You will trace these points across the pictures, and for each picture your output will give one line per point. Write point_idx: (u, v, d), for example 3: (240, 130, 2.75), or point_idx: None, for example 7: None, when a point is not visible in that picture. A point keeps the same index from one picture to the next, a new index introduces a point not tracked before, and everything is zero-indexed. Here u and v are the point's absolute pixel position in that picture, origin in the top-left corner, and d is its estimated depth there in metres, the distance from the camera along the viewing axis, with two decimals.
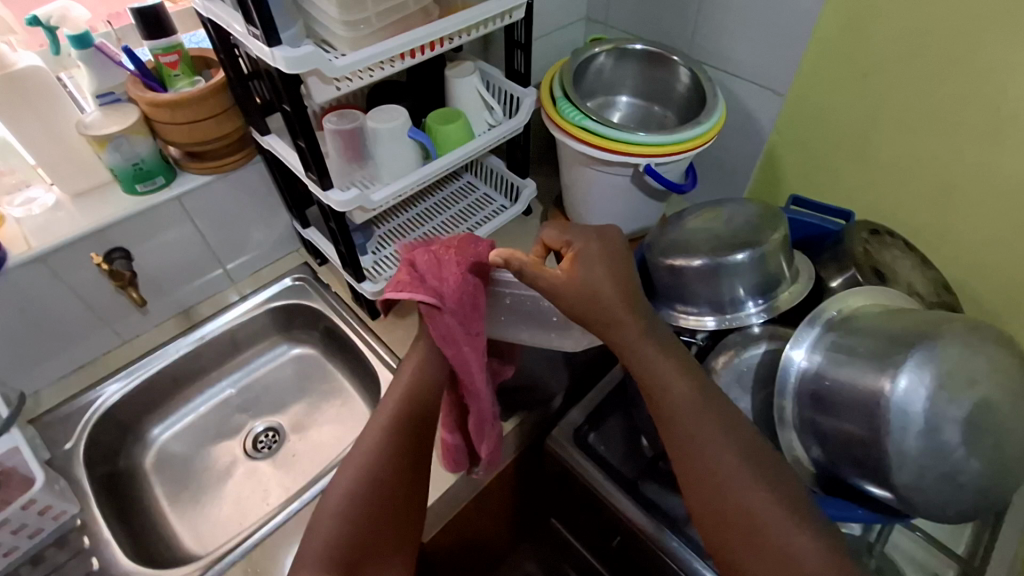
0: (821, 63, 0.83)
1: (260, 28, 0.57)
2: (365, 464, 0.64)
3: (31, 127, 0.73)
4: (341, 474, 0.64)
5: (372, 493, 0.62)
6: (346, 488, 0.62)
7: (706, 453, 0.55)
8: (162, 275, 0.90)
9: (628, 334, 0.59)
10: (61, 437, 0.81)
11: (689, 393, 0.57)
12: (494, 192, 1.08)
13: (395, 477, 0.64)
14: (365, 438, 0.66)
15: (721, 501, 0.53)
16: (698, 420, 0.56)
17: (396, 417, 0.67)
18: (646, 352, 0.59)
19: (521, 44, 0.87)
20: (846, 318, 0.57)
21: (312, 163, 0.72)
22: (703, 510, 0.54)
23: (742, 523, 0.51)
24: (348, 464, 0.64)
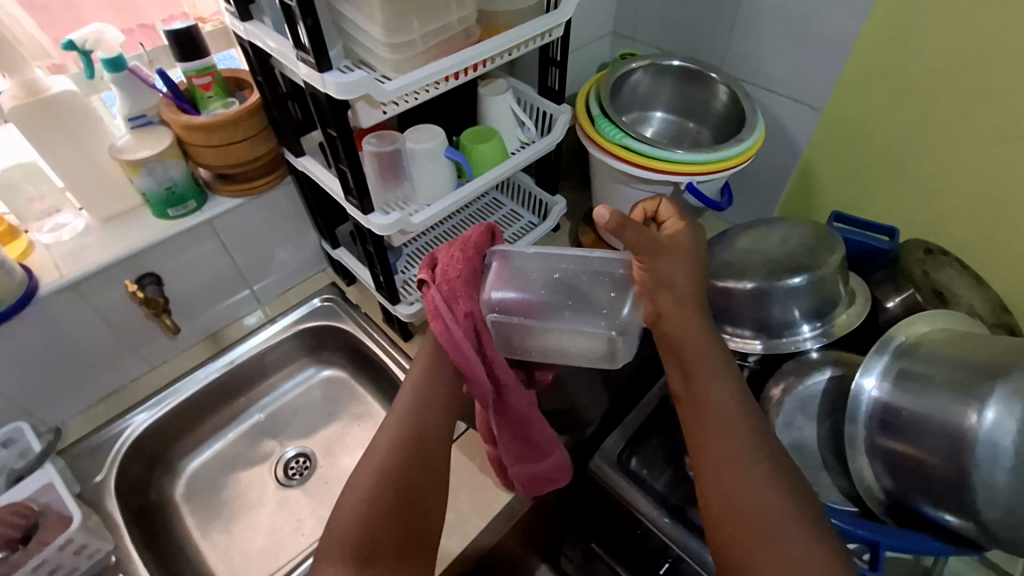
0: (860, 80, 0.82)
1: (311, 54, 0.56)
2: (386, 458, 0.59)
3: (64, 152, 0.72)
4: (359, 468, 0.60)
5: (393, 489, 0.58)
6: (367, 486, 0.58)
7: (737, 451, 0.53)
8: (190, 299, 0.88)
9: (688, 326, 0.57)
10: (91, 470, 0.79)
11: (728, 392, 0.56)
12: (521, 209, 1.06)
13: (416, 473, 0.60)
14: (386, 431, 0.62)
15: (750, 502, 0.51)
16: (731, 419, 0.55)
17: (418, 405, 0.63)
18: (701, 347, 0.57)
19: (556, 62, 0.86)
20: (917, 345, 0.56)
21: (354, 187, 0.70)
22: (714, 503, 0.52)
23: (763, 526, 0.50)
24: (368, 458, 0.60)
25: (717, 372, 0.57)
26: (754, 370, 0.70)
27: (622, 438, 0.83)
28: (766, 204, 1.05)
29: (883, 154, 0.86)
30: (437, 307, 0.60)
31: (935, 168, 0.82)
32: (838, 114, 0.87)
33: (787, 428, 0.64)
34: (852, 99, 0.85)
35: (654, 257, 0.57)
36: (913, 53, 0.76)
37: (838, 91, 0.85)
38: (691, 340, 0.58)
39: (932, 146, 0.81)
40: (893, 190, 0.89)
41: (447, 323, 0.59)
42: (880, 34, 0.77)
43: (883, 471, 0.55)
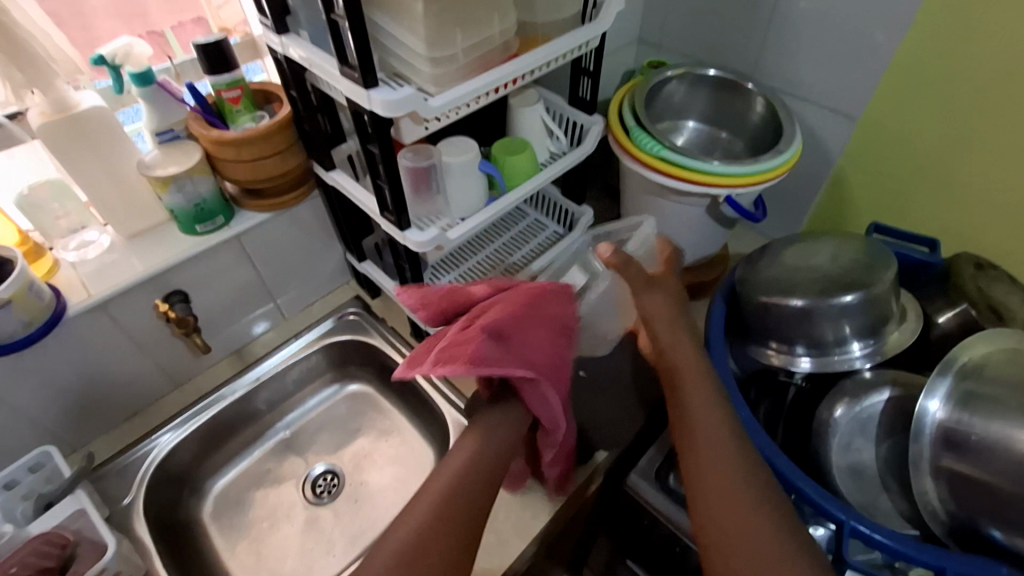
0: (899, 90, 0.81)
1: (358, 70, 0.54)
2: (415, 525, 0.52)
3: (91, 168, 0.70)
4: (390, 533, 0.53)
5: (415, 563, 0.50)
6: (392, 552, 0.51)
7: (729, 475, 0.54)
8: (215, 314, 0.86)
9: (687, 358, 0.64)
10: (119, 492, 0.77)
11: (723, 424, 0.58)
12: (545, 219, 1.05)
13: (439, 548, 0.51)
14: (426, 498, 0.55)
15: (747, 531, 0.50)
16: (729, 446, 0.56)
17: (467, 476, 0.57)
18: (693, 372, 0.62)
19: (589, 72, 0.84)
20: (980, 366, 0.55)
21: (391, 204, 0.68)
22: (710, 534, 0.52)
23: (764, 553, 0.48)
24: (403, 521, 0.54)
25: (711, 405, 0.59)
26: (802, 390, 0.70)
27: (658, 455, 0.80)
28: (797, 212, 1.03)
29: (922, 164, 0.85)
30: (547, 395, 0.60)
31: (977, 179, 0.81)
32: (875, 124, 0.86)
33: (845, 450, 0.63)
34: (891, 109, 0.83)
35: (650, 292, 0.70)
36: (957, 63, 0.75)
37: (877, 101, 0.84)
38: (690, 375, 0.63)
39: (973, 156, 0.80)
40: (929, 201, 0.87)
41: (557, 408, 0.61)
42: (922, 44, 0.76)
43: (949, 498, 0.54)
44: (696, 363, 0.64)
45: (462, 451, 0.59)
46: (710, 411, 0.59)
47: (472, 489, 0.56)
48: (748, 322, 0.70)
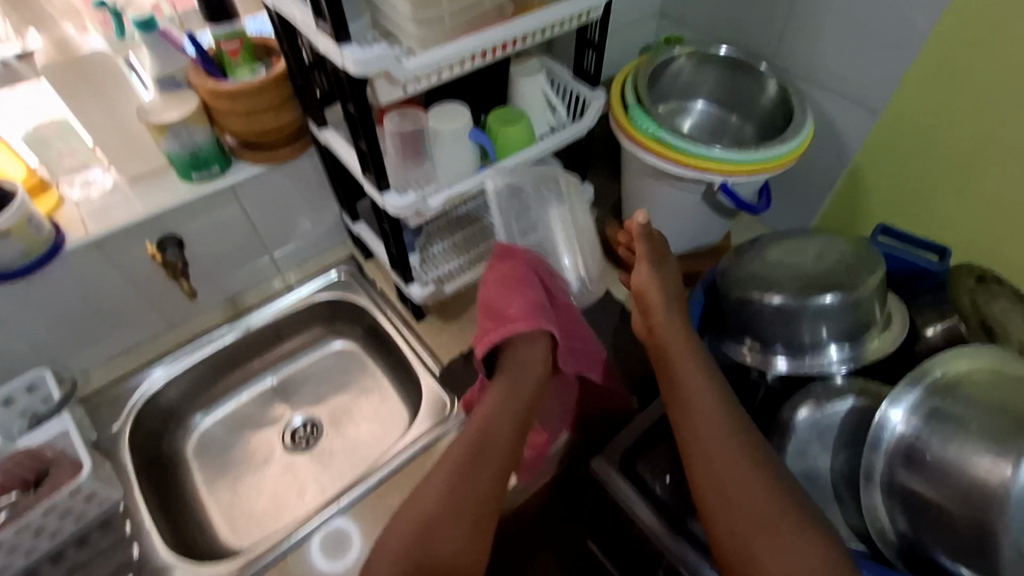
0: (925, 83, 0.75)
1: (330, 26, 0.54)
2: (415, 508, 0.57)
3: (92, 109, 0.72)
4: (399, 516, 0.57)
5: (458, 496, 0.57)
6: (401, 531, 0.55)
7: (727, 442, 0.56)
8: (209, 262, 0.89)
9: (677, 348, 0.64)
10: (109, 419, 0.82)
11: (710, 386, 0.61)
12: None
13: (453, 534, 0.55)
14: (437, 489, 0.58)
15: (740, 495, 0.53)
16: (717, 415, 0.58)
17: (462, 451, 0.61)
18: (688, 363, 0.63)
19: (594, 44, 0.81)
20: (954, 382, 0.52)
21: (370, 164, 0.68)
22: (722, 508, 0.53)
23: (760, 514, 0.51)
24: (412, 504, 0.57)
25: (698, 371, 0.62)
26: (772, 390, 0.67)
27: (632, 435, 0.78)
28: (808, 207, 0.98)
29: (945, 165, 0.79)
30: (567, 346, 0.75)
31: (1002, 184, 0.74)
32: (897, 119, 0.80)
33: (801, 456, 0.61)
34: (916, 103, 0.77)
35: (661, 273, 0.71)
36: (990, 57, 0.68)
37: (901, 93, 0.78)
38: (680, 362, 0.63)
39: (999, 159, 0.73)
40: (948, 206, 0.81)
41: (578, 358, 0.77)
42: (956, 34, 0.70)
43: (903, 520, 0.51)
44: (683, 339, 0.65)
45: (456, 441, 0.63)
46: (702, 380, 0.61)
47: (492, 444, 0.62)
48: (726, 317, 0.67)
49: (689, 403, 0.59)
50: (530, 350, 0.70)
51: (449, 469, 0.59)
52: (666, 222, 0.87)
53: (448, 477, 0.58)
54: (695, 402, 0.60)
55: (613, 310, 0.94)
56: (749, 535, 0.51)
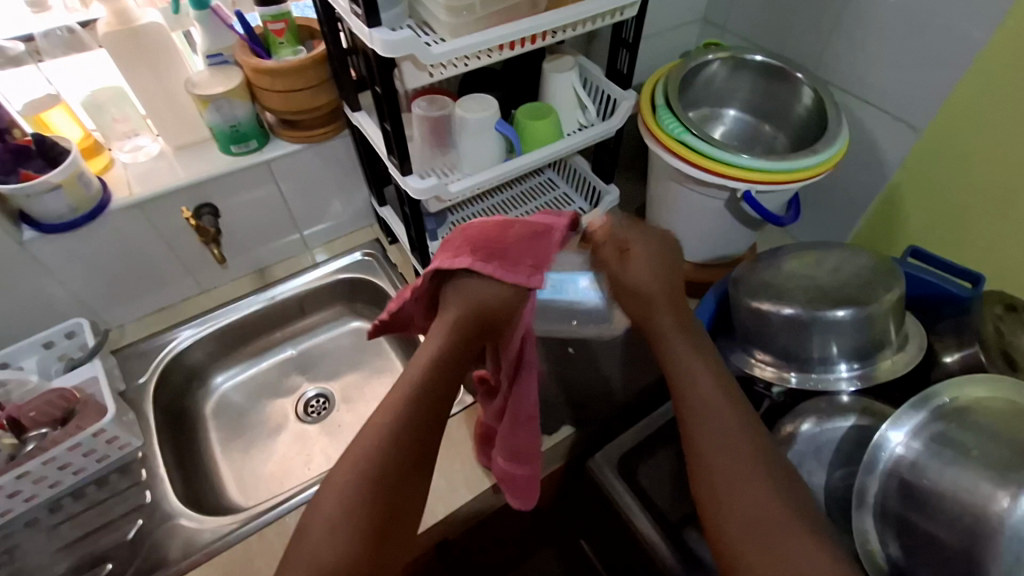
0: (971, 103, 0.72)
1: (363, 9, 0.57)
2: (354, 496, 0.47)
3: (145, 78, 0.77)
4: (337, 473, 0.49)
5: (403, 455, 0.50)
6: (334, 511, 0.46)
7: (724, 440, 0.51)
8: (242, 233, 0.93)
9: (663, 334, 0.58)
10: (137, 371, 0.87)
11: (701, 365, 0.55)
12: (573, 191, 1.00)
13: (403, 532, 0.50)
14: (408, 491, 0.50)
15: (733, 503, 0.48)
16: (730, 415, 0.52)
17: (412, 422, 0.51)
18: (679, 347, 0.57)
19: (628, 44, 0.80)
20: (962, 410, 0.51)
21: (395, 147, 0.71)
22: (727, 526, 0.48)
23: (757, 532, 0.46)
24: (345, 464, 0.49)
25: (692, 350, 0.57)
26: (777, 403, 0.66)
27: (632, 441, 0.77)
28: (840, 226, 0.96)
29: (990, 190, 0.75)
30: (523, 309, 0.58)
31: None
32: (941, 137, 0.77)
33: (796, 470, 0.60)
34: (961, 121, 0.74)
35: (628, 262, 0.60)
36: None
37: (944, 113, 0.75)
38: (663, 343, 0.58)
39: None
40: (990, 233, 0.77)
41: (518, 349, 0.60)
42: (1006, 53, 0.67)
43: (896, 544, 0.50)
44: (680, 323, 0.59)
45: (388, 411, 0.51)
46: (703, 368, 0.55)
47: (439, 389, 0.53)
48: (736, 326, 0.67)
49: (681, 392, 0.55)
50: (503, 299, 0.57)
51: (384, 454, 0.49)
52: (689, 228, 0.87)
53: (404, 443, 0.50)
54: (693, 394, 0.54)
55: None
56: (739, 538, 0.47)
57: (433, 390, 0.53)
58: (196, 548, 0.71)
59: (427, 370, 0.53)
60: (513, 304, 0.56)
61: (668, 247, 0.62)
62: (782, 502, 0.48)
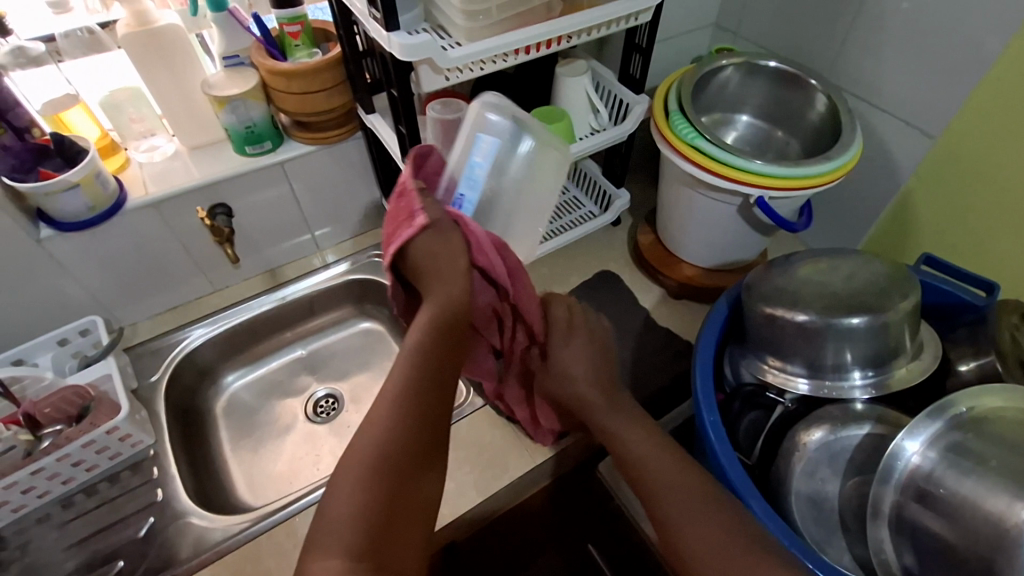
0: (987, 112, 0.72)
1: (381, 12, 0.58)
2: (364, 489, 0.47)
3: (163, 78, 0.78)
4: (343, 470, 0.48)
5: (409, 443, 0.50)
6: (348, 502, 0.46)
7: (677, 486, 0.54)
8: (255, 233, 0.94)
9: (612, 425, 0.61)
10: (150, 369, 0.88)
11: (643, 431, 0.60)
12: (583, 195, 1.00)
13: (413, 534, 0.49)
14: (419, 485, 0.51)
15: (684, 516, 0.51)
16: (670, 471, 0.56)
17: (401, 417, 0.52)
18: (619, 423, 0.61)
19: (641, 48, 0.80)
20: (979, 420, 0.50)
21: (410, 149, 0.72)
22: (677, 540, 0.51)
23: (703, 536, 0.50)
24: (349, 459, 0.49)
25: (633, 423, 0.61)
26: (790, 412, 0.64)
27: None
28: (852, 232, 0.95)
29: (1006, 199, 0.74)
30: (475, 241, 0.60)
31: None
32: (955, 145, 0.76)
33: (809, 477, 0.62)
34: (976, 129, 0.73)
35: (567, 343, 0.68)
36: None
37: (959, 121, 0.75)
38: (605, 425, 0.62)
39: None
40: (1005, 242, 0.77)
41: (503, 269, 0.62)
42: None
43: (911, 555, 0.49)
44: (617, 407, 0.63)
45: (385, 411, 0.51)
46: (636, 434, 0.59)
47: (435, 366, 0.55)
48: (749, 332, 0.67)
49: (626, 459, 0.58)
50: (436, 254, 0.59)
51: (391, 442, 0.49)
52: (700, 233, 0.87)
53: (411, 433, 0.51)
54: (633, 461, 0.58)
55: (638, 313, 0.91)
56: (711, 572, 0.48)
57: (425, 378, 0.53)
58: (207, 547, 0.71)
59: (420, 337, 0.55)
60: (451, 240, 0.59)
61: (582, 321, 0.70)
62: (728, 527, 0.50)
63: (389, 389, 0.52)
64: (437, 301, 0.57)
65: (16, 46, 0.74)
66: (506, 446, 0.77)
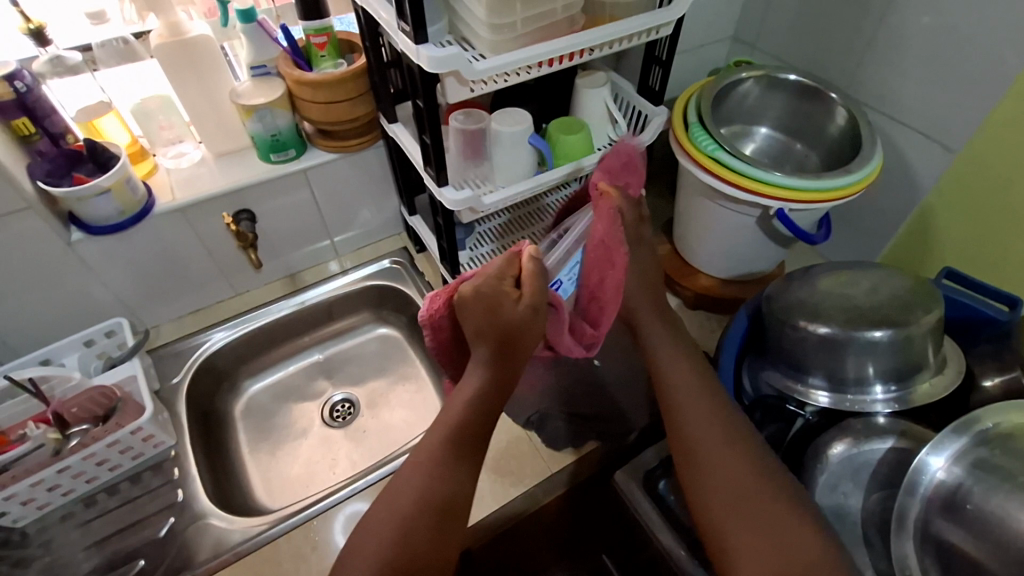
0: (1009, 126, 0.71)
1: (410, 25, 0.59)
2: (399, 506, 0.54)
3: (193, 88, 0.80)
4: (386, 501, 0.56)
5: (445, 463, 0.57)
6: (389, 524, 0.53)
7: (720, 462, 0.56)
8: (277, 238, 0.96)
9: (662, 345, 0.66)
10: (172, 371, 0.89)
11: (682, 356, 0.65)
12: None
13: (441, 535, 0.54)
14: (446, 488, 0.56)
15: (719, 476, 0.55)
16: (708, 416, 0.59)
17: (451, 440, 0.58)
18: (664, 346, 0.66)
19: (661, 61, 0.81)
20: (1005, 436, 0.51)
21: (433, 159, 0.72)
22: (712, 513, 0.54)
23: (739, 502, 0.54)
24: (390, 496, 0.56)
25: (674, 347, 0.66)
26: (810, 423, 0.66)
27: (658, 455, 0.75)
28: (871, 245, 0.95)
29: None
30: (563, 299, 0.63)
31: None
32: (975, 159, 0.76)
33: (831, 491, 0.62)
34: (995, 144, 0.73)
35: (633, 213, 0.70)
36: None
37: (981, 135, 0.75)
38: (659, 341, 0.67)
39: None
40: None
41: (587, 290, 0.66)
42: None
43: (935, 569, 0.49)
44: (669, 336, 0.68)
45: (426, 444, 0.58)
46: (677, 358, 0.65)
47: (481, 404, 0.59)
48: (769, 343, 0.67)
49: (669, 381, 0.63)
50: (510, 320, 0.58)
51: (432, 459, 0.57)
52: (717, 244, 0.87)
53: (447, 453, 0.57)
54: (673, 382, 0.63)
55: None
56: (731, 521, 0.53)
57: (470, 416, 0.58)
58: (226, 548, 0.72)
59: (474, 392, 0.59)
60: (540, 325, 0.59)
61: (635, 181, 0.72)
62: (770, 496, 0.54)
63: (443, 419, 0.59)
64: (497, 360, 0.60)
65: (54, 55, 0.76)
66: (525, 453, 0.77)
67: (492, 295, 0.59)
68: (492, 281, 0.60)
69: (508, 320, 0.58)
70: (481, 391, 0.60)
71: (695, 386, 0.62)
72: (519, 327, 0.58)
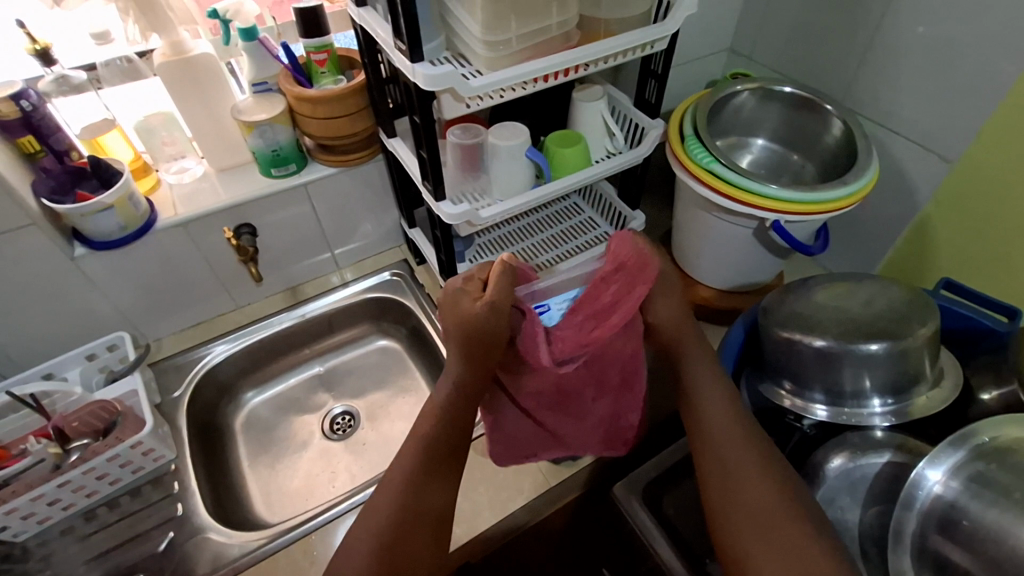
0: (1005, 137, 0.71)
1: (407, 44, 0.59)
2: (382, 518, 0.56)
3: (196, 105, 0.82)
4: (364, 519, 0.57)
5: (422, 476, 0.58)
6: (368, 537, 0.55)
7: (753, 496, 0.54)
8: (278, 251, 0.96)
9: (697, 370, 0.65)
10: (173, 385, 0.90)
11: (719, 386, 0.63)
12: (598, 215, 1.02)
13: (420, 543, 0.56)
14: (428, 500, 0.58)
15: (744, 497, 0.55)
16: (743, 441, 0.59)
17: (421, 459, 0.59)
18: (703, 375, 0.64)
19: (656, 75, 0.82)
20: (1003, 450, 0.51)
21: (430, 173, 0.73)
22: (737, 542, 0.53)
23: (762, 524, 0.53)
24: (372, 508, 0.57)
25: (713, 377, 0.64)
26: (807, 436, 0.65)
27: (657, 469, 0.75)
28: (870, 255, 0.95)
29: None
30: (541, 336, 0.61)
31: None
32: (971, 171, 0.76)
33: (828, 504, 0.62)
34: (992, 156, 0.73)
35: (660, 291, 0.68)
36: None
37: (977, 146, 0.75)
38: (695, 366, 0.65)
39: None
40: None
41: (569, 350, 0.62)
42: None
43: None
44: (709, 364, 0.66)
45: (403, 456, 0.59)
46: (716, 389, 0.63)
47: (450, 414, 0.61)
48: (765, 355, 0.66)
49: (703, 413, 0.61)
50: (470, 315, 0.58)
51: (410, 472, 0.58)
52: (714, 255, 0.87)
53: (424, 469, 0.59)
54: (710, 415, 0.61)
55: None
56: (757, 549, 0.52)
57: (443, 425, 0.60)
58: (224, 563, 0.72)
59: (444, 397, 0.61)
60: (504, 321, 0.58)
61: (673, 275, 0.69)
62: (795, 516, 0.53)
63: (416, 434, 0.60)
64: (462, 361, 0.60)
65: (59, 75, 0.77)
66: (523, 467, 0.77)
67: (454, 295, 0.60)
68: (464, 283, 0.61)
69: (468, 314, 0.58)
70: (446, 401, 0.61)
71: (732, 412, 0.61)
72: (481, 324, 0.57)
